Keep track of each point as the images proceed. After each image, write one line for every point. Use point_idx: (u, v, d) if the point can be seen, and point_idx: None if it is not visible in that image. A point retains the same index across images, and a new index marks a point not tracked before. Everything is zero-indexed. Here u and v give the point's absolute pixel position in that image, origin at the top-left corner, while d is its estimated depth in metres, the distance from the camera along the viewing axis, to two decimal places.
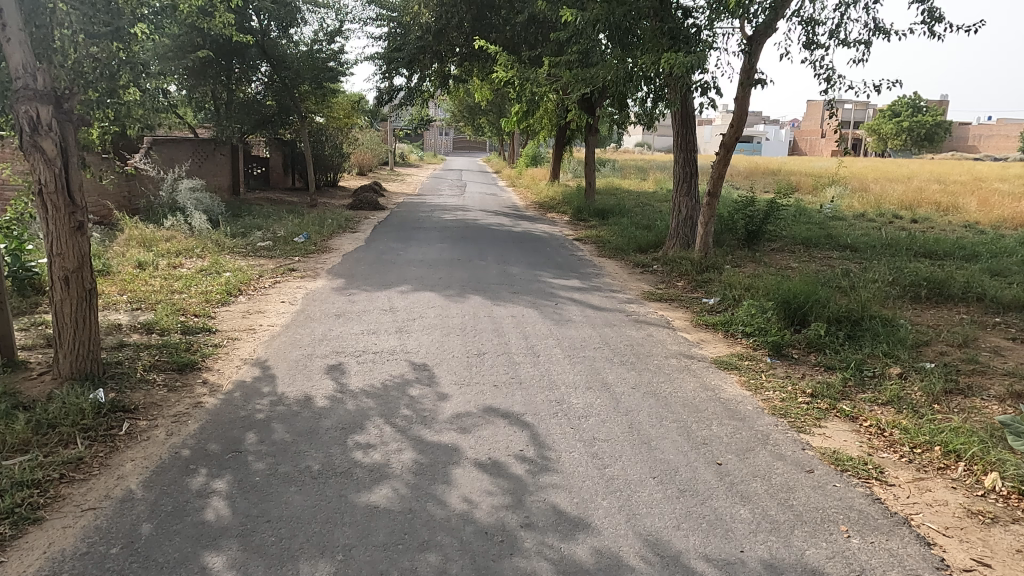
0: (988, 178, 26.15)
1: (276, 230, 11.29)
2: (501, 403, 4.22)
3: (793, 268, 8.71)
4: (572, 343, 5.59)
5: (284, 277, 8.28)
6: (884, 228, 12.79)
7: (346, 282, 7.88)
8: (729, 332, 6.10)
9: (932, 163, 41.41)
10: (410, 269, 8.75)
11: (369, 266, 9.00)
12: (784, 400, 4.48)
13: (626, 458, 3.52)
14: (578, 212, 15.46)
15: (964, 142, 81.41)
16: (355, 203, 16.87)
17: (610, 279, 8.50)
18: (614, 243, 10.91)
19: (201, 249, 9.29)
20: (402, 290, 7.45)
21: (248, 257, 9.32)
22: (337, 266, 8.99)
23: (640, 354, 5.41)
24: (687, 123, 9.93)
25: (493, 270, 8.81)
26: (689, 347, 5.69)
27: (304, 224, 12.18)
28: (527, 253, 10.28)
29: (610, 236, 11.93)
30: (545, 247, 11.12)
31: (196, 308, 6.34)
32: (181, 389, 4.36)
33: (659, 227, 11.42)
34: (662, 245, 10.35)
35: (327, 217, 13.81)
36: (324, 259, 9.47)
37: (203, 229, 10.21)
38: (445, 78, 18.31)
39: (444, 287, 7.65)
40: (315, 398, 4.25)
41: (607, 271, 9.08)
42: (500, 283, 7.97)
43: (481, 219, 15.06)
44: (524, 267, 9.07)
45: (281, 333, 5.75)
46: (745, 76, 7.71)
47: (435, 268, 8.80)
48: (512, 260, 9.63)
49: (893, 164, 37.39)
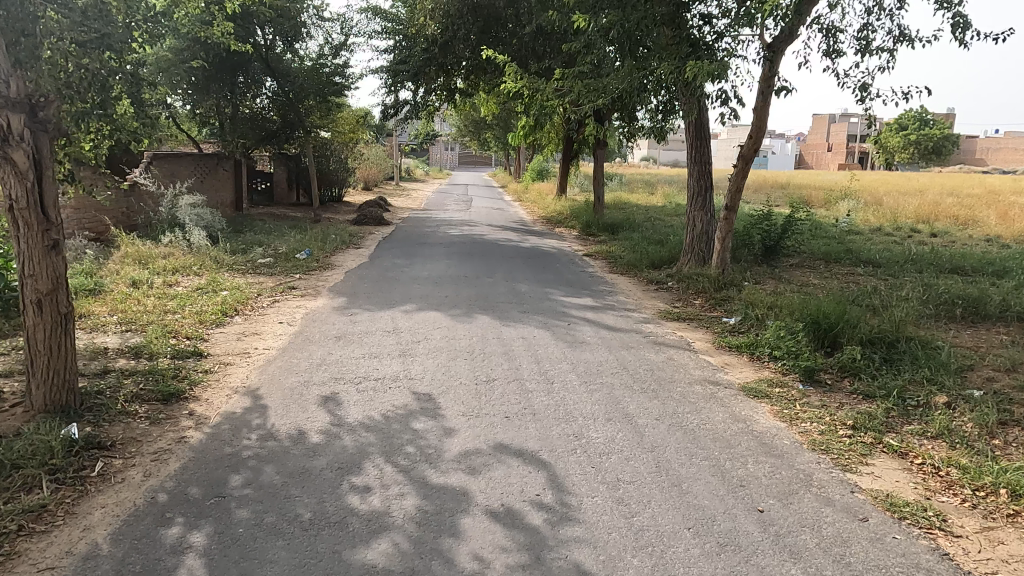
0: (1004, 192, 25.83)
1: (277, 247, 11.00)
2: (514, 438, 3.84)
3: (815, 285, 8.33)
4: (588, 368, 5.21)
5: (283, 295, 7.95)
6: (904, 242, 12.45)
7: (348, 301, 7.55)
8: (755, 355, 5.70)
9: (943, 176, 41.22)
10: (415, 286, 8.41)
11: (373, 283, 8.67)
12: (824, 433, 4.07)
13: (655, 505, 3.13)
14: (587, 226, 15.16)
15: (972, 155, 80.98)
16: (358, 218, 16.60)
17: (624, 297, 8.13)
18: (626, 259, 10.59)
19: (198, 266, 8.99)
20: (406, 309, 7.10)
21: (248, 274, 9.00)
22: (338, 283, 8.66)
23: (660, 379, 5.03)
24: (701, 134, 9.62)
25: (501, 287, 8.46)
26: (714, 372, 5.30)
27: (306, 240, 11.91)
28: (535, 270, 9.94)
29: (620, 252, 11.58)
30: (554, 263, 10.79)
31: (189, 330, 6.00)
32: (164, 422, 3.99)
33: (671, 242, 11.05)
34: (676, 261, 9.99)
35: (330, 233, 13.52)
36: (326, 276, 9.16)
37: (202, 245, 9.89)
38: (452, 89, 18.16)
39: (450, 305, 7.30)
40: (308, 433, 3.89)
41: (620, 288, 8.73)
42: (509, 301, 7.62)
43: (487, 234, 14.73)
44: (534, 284, 8.73)
45: (276, 357, 5.39)
46: (764, 86, 7.39)
47: (440, 285, 8.46)
48: (520, 277, 9.28)
49: (904, 178, 36.94)
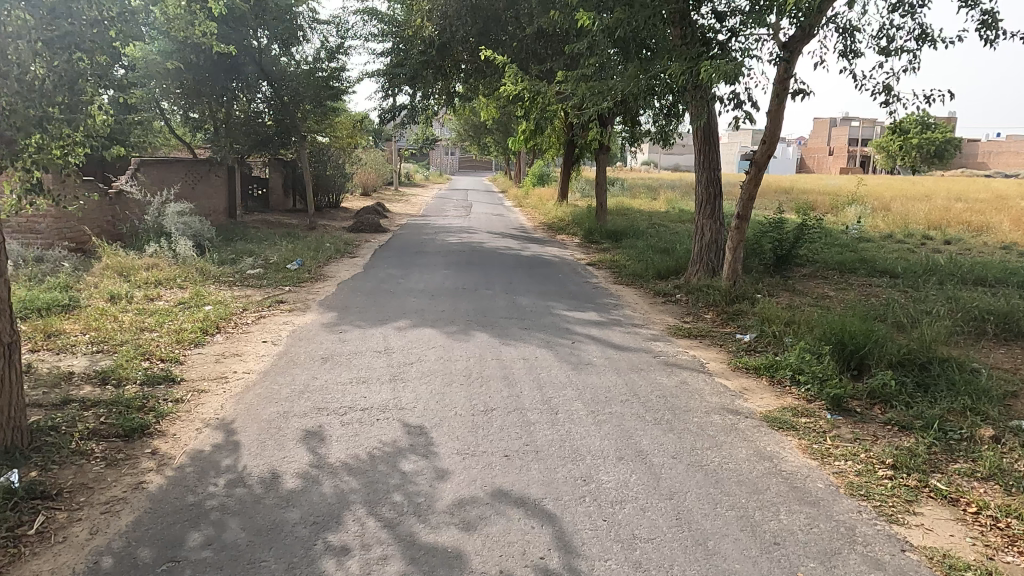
0: (1013, 196, 25.43)
1: (268, 257, 10.58)
2: (514, 483, 3.41)
3: (831, 298, 7.91)
4: (595, 394, 4.78)
5: (270, 309, 7.52)
6: (918, 250, 12.03)
7: (339, 317, 7.12)
8: (775, 378, 5.26)
9: (947, 179, 40.80)
10: (410, 299, 7.99)
11: (366, 296, 8.24)
12: (862, 474, 3.64)
13: (678, 571, 2.70)
14: (589, 233, 14.75)
15: (974, 158, 80.56)
16: (355, 225, 16.19)
17: (630, 311, 7.70)
18: (631, 269, 10.17)
19: (183, 278, 8.56)
20: (399, 325, 6.67)
21: (234, 287, 8.57)
22: (330, 296, 8.24)
23: (674, 407, 4.60)
24: (710, 139, 9.21)
25: (501, 300, 8.03)
26: (732, 399, 4.86)
27: (299, 249, 11.49)
28: (537, 281, 9.51)
29: (625, 261, 11.15)
30: (556, 273, 10.36)
31: (164, 351, 5.57)
32: (122, 464, 3.56)
33: (678, 251, 10.62)
34: (684, 271, 9.56)
35: (324, 241, 13.10)
36: (317, 289, 8.74)
37: (188, 255, 9.47)
38: (451, 92, 17.75)
39: (446, 321, 6.87)
40: (283, 477, 3.45)
41: (626, 301, 8.30)
42: (509, 316, 7.19)
43: (486, 242, 14.30)
44: (535, 296, 8.30)
45: (255, 382, 4.96)
46: (779, 87, 6.96)
47: (437, 298, 8.03)
48: (521, 288, 8.85)
49: (909, 182, 36.48)
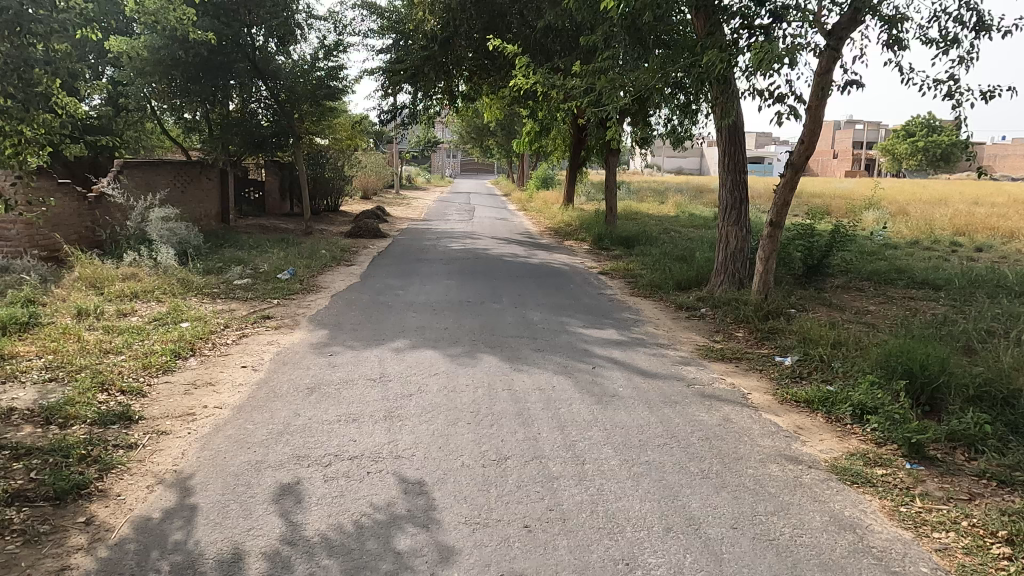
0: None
1: (258, 265, 9.86)
2: (538, 570, 2.67)
3: (874, 314, 7.17)
4: (627, 437, 4.04)
5: (255, 326, 6.80)
6: (952, 258, 11.31)
7: (330, 336, 6.39)
8: (833, 414, 4.53)
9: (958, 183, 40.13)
10: (409, 315, 7.25)
11: (361, 310, 7.51)
12: (972, 552, 2.91)
13: None
14: (599, 239, 14.03)
15: (981, 162, 79.79)
16: (353, 230, 15.48)
17: (653, 328, 6.97)
18: (648, 279, 9.44)
19: (161, 291, 7.83)
20: (397, 346, 5.94)
21: (218, 300, 7.85)
22: (321, 310, 7.51)
23: (722, 454, 3.86)
24: (735, 139, 8.50)
25: (510, 316, 7.29)
26: (787, 441, 4.13)
27: (291, 257, 10.76)
28: (547, 292, 8.78)
29: (640, 270, 10.42)
30: (568, 283, 9.62)
31: (126, 380, 4.83)
32: (44, 541, 2.83)
33: (698, 260, 9.89)
34: (707, 282, 8.83)
35: (320, 248, 12.41)
36: (309, 301, 8.01)
37: (170, 264, 8.74)
38: (454, 90, 17.04)
39: (450, 340, 6.14)
40: (245, 559, 2.73)
41: (646, 316, 7.57)
42: (520, 334, 6.45)
43: (491, 248, 13.58)
44: (547, 311, 7.57)
45: (227, 421, 4.21)
46: (819, 82, 6.27)
47: (439, 313, 7.30)
48: (531, 301, 8.12)
49: (920, 186, 35.81)
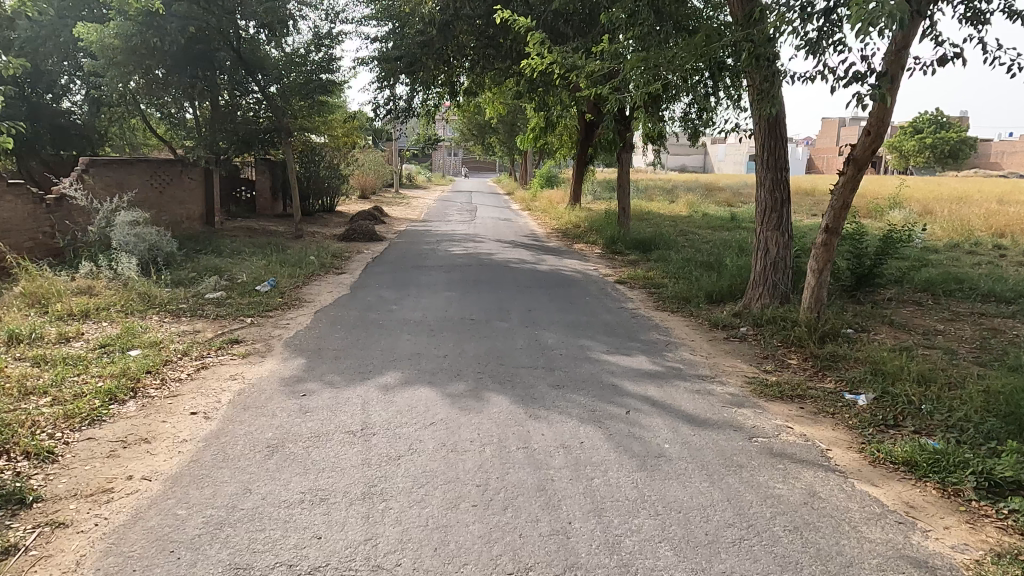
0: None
1: (236, 275, 8.82)
2: None
3: (947, 337, 6.12)
4: (688, 529, 2.99)
5: (220, 352, 5.76)
6: (1003, 263, 10.28)
7: (306, 366, 5.35)
8: (950, 485, 3.47)
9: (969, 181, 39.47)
10: (402, 338, 6.20)
11: (347, 332, 6.46)
12: None
13: None
14: (612, 243, 13.03)
15: (988, 158, 79.01)
16: (347, 232, 14.45)
17: (689, 354, 5.92)
18: (673, 291, 8.40)
19: (117, 308, 6.79)
20: (387, 382, 4.91)
21: (183, 318, 6.82)
22: (301, 331, 6.47)
23: (823, 556, 2.82)
24: (777, 130, 7.39)
25: (520, 338, 6.24)
26: (902, 531, 3.07)
27: (275, 265, 9.74)
28: (561, 307, 7.73)
29: (663, 279, 9.37)
30: (583, 294, 8.57)
31: (37, 438, 3.78)
32: None
33: (729, 268, 8.84)
34: (743, 295, 7.77)
35: (308, 253, 11.40)
36: (288, 319, 6.98)
37: (132, 276, 7.71)
38: (456, 82, 15.98)
39: (450, 374, 5.10)
40: None
41: (679, 337, 6.52)
42: (534, 365, 5.40)
43: (496, 252, 12.54)
44: (563, 331, 6.52)
45: (154, 503, 3.17)
46: (896, 62, 5.22)
47: (437, 336, 6.25)
48: (544, 318, 7.07)
49: (931, 183, 35.16)
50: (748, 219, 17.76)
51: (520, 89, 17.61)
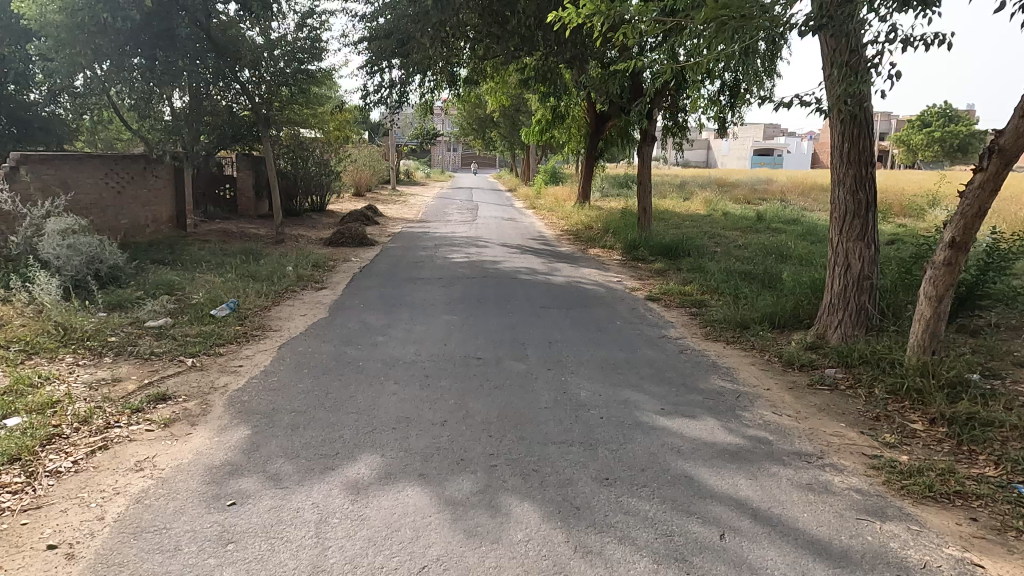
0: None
1: (191, 294, 7.30)
2: None
3: None
4: None
5: (136, 416, 4.23)
6: None
7: (248, 443, 3.82)
8: None
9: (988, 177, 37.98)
10: (388, 389, 4.68)
11: (316, 379, 4.93)
12: None
13: None
14: (633, 248, 11.53)
15: None
16: (334, 236, 12.90)
17: (771, 415, 4.41)
18: (723, 314, 6.88)
19: (20, 346, 5.26)
20: (359, 477, 3.38)
21: (105, 359, 5.29)
22: (255, 380, 4.94)
23: None
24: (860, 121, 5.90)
25: (544, 390, 4.73)
26: None
27: (242, 280, 8.21)
28: (588, 337, 6.21)
29: (704, 296, 7.86)
30: (613, 317, 7.05)
31: None
32: None
33: (788, 285, 7.32)
34: (815, 322, 6.26)
35: (286, 262, 9.89)
36: (244, 358, 5.46)
37: (53, 300, 6.18)
38: (454, 70, 14.45)
39: (451, 458, 3.59)
40: None
41: (749, 385, 5.00)
42: (567, 438, 3.89)
43: (501, 259, 10.99)
44: (598, 377, 5.01)
45: None
46: None
47: (434, 386, 4.73)
48: (571, 356, 5.54)
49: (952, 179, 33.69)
50: (776, 219, 16.20)
51: (525, 78, 16.08)
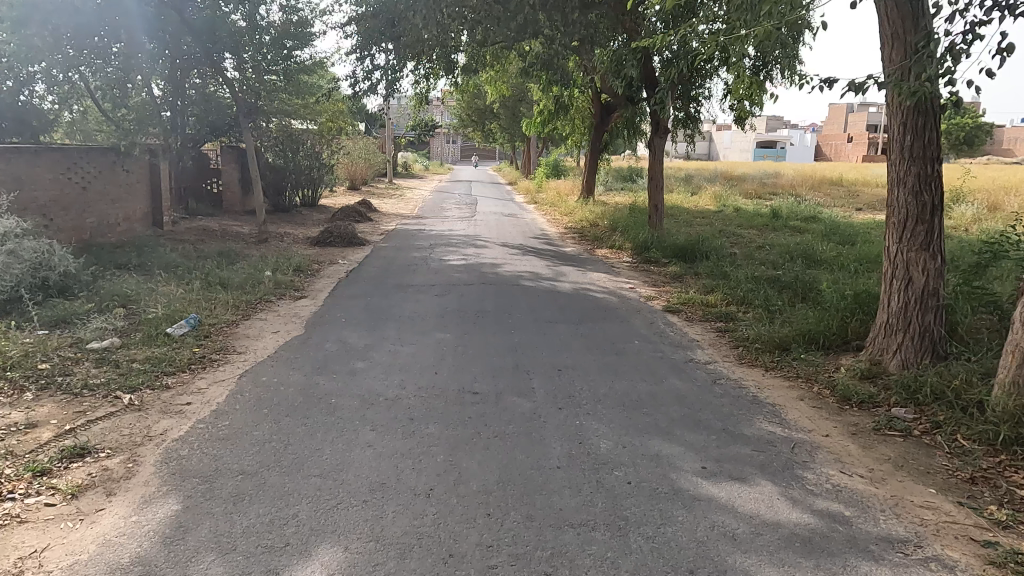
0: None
1: (148, 308, 6.40)
2: None
3: None
4: None
5: (39, 479, 3.34)
6: None
7: (175, 526, 2.94)
8: None
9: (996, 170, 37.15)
10: (362, 440, 3.80)
11: (276, 424, 4.05)
12: None
13: None
14: (645, 250, 10.67)
15: (1002, 146, 76.61)
16: (322, 235, 11.99)
17: (839, 476, 3.54)
18: (756, 332, 6.01)
19: None
20: None
21: (24, 396, 4.39)
22: (201, 425, 4.05)
23: None
24: (924, 112, 4.99)
25: (554, 439, 3.85)
26: None
27: (209, 290, 7.31)
28: (604, 361, 5.34)
29: (730, 309, 6.99)
30: (629, 335, 6.17)
31: None
32: None
33: (828, 299, 6.45)
34: (867, 348, 5.37)
35: (265, 267, 8.99)
36: (194, 393, 4.58)
37: None
38: (452, 56, 13.51)
39: (436, 554, 2.71)
40: None
41: (803, 430, 4.12)
42: (587, 518, 3.01)
43: (502, 262, 10.11)
44: (620, 421, 4.12)
45: None
46: None
47: (420, 435, 3.85)
48: (584, 389, 4.67)
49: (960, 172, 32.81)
50: (792, 216, 15.32)
51: (528, 66, 15.16)
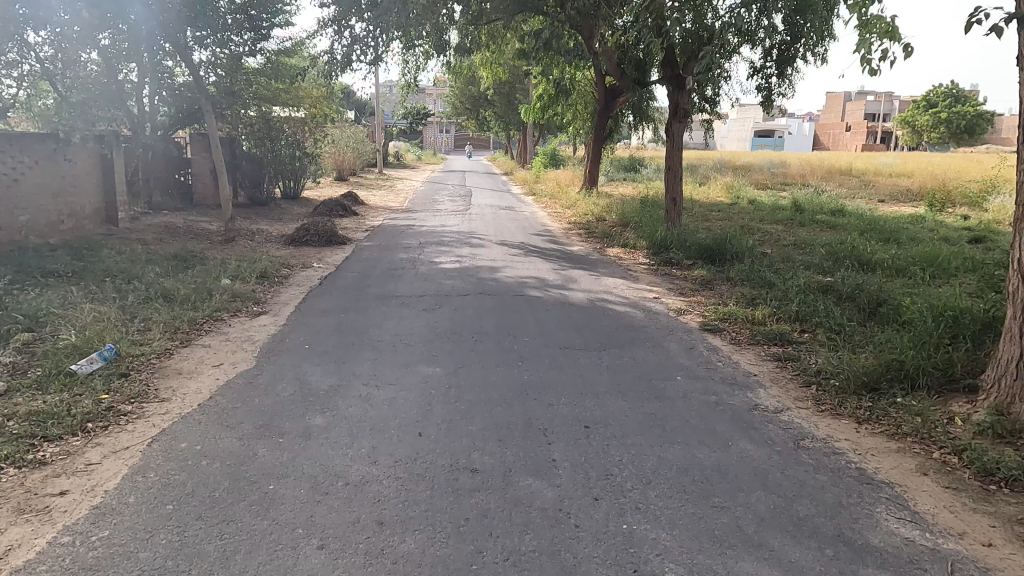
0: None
1: (56, 334, 5.05)
2: None
3: None
4: None
5: None
6: None
7: None
8: None
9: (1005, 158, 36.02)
10: (304, 568, 2.49)
11: (181, 534, 2.73)
12: None
13: None
14: (665, 250, 9.37)
15: (1001, 134, 75.62)
16: (298, 232, 10.63)
17: None
18: (831, 366, 4.71)
19: None
20: None
21: None
22: (68, 537, 2.73)
23: None
24: None
25: (593, 562, 2.54)
26: None
27: (145, 308, 5.96)
28: (643, 411, 4.03)
29: (785, 330, 5.70)
30: (667, 367, 4.87)
31: None
32: None
33: (916, 320, 5.13)
34: (991, 395, 3.93)
35: (223, 274, 7.64)
36: (76, 472, 3.25)
37: None
38: (442, 33, 12.11)
39: None
40: None
41: (952, 536, 2.83)
42: None
43: (502, 265, 8.80)
44: (685, 522, 2.83)
45: None
46: None
47: (392, 560, 2.53)
48: (625, 463, 3.34)
49: (973, 162, 31.56)
50: (817, 209, 14.05)
51: (527, 46, 13.81)
